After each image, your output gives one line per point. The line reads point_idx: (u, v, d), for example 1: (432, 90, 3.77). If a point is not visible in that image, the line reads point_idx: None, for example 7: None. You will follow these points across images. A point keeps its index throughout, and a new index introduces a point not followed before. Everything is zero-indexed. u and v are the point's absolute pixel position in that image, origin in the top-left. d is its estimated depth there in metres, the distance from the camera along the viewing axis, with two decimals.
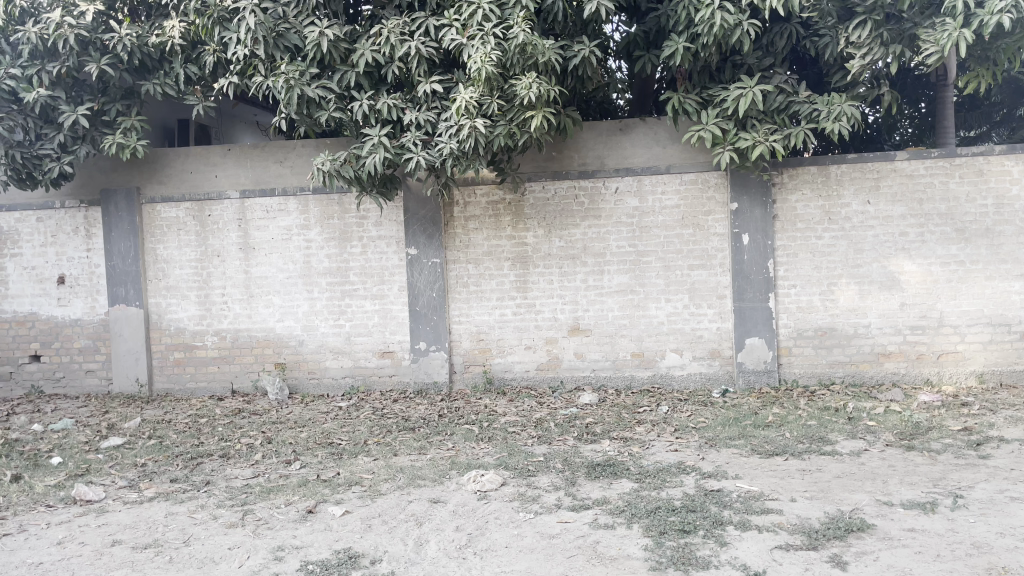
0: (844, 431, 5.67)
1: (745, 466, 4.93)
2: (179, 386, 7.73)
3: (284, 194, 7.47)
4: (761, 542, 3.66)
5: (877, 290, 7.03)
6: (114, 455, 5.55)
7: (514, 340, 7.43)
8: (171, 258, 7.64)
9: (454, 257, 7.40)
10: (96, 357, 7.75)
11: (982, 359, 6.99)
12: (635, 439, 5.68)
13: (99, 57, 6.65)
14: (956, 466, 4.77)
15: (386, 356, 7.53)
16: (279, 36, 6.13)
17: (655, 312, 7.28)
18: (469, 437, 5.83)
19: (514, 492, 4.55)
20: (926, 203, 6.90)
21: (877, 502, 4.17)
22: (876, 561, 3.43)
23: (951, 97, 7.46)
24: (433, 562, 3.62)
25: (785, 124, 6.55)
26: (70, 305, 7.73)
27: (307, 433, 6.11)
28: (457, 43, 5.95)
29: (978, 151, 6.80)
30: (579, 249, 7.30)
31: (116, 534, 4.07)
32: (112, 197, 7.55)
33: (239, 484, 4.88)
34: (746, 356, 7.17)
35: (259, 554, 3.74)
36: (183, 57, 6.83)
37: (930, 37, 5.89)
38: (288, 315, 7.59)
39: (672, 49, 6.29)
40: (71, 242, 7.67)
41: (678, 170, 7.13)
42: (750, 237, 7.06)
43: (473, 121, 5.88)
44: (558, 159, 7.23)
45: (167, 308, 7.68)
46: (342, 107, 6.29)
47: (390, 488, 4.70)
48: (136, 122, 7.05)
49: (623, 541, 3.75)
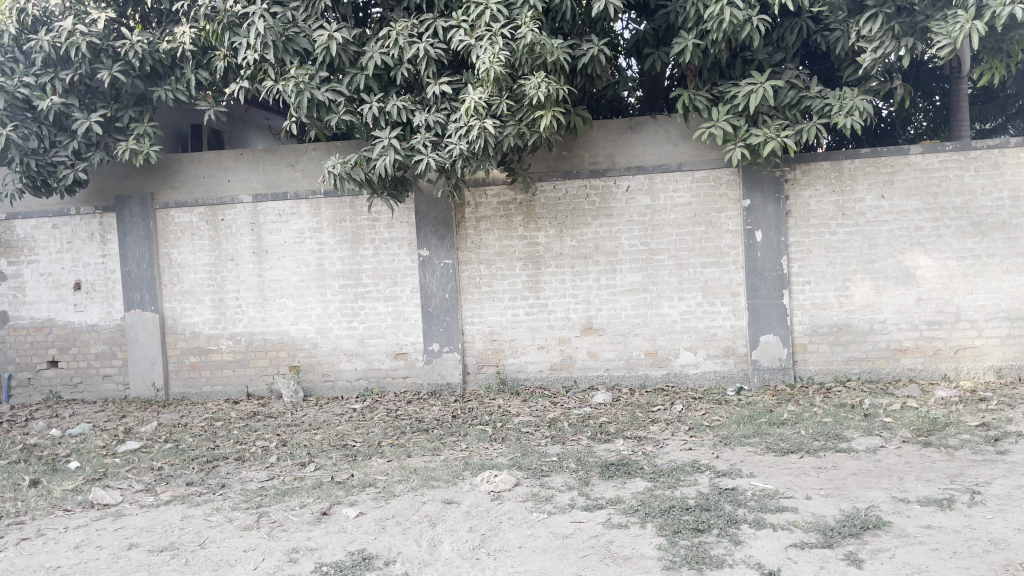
0: (860, 428, 5.63)
1: (760, 464, 4.90)
2: (195, 389, 7.78)
3: (296, 197, 7.50)
4: (775, 540, 3.64)
5: (893, 286, 6.97)
6: (131, 459, 5.60)
7: (527, 340, 7.43)
8: (185, 263, 7.69)
9: (466, 258, 7.41)
10: (113, 362, 7.82)
11: (1001, 354, 6.92)
12: (649, 438, 5.66)
13: (111, 64, 6.70)
14: (974, 462, 4.73)
15: (400, 358, 7.56)
16: (289, 40, 6.15)
17: (669, 311, 7.26)
18: (482, 438, 5.83)
19: (527, 492, 4.55)
20: (941, 196, 6.83)
21: (893, 499, 4.14)
22: (892, 558, 3.40)
23: (965, 89, 7.39)
24: (447, 563, 3.62)
25: (797, 119, 6.51)
26: (86, 311, 7.80)
27: (322, 435, 6.14)
28: (466, 43, 5.95)
29: (993, 144, 6.73)
30: (592, 248, 7.29)
31: (132, 537, 4.10)
32: (126, 203, 7.60)
33: (254, 486, 4.91)
34: (761, 353, 7.13)
35: (274, 556, 3.76)
36: (194, 62, 6.88)
37: (942, 30, 5.82)
38: (302, 318, 7.62)
39: (682, 46, 6.26)
40: (86, 248, 7.74)
41: (689, 167, 7.10)
42: (763, 234, 7.03)
43: (482, 121, 5.89)
44: (568, 158, 7.22)
45: (182, 313, 7.73)
46: (352, 110, 6.30)
47: (404, 490, 4.70)
48: (149, 128, 7.10)
49: (636, 540, 3.74)
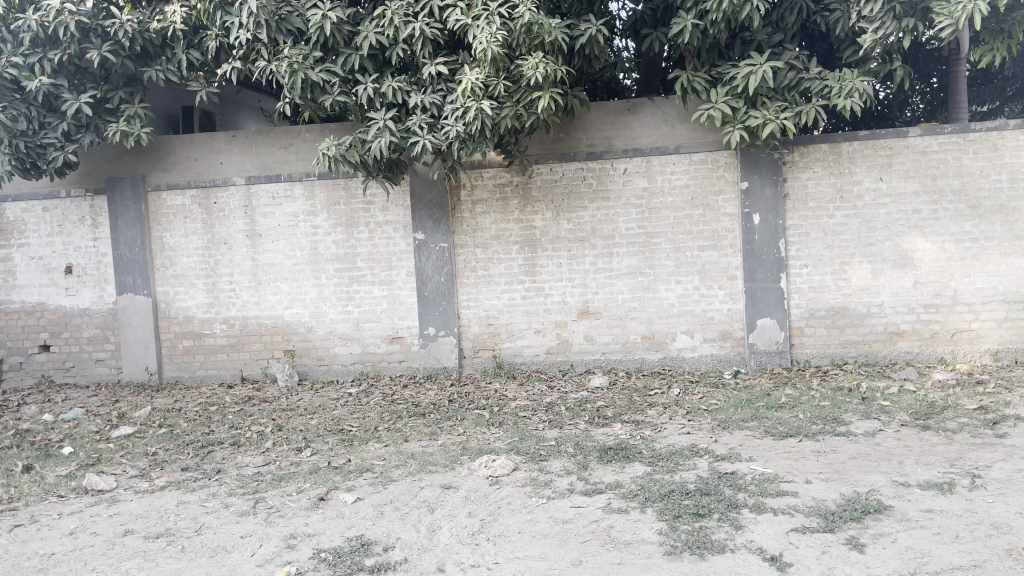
0: (858, 411, 5.62)
1: (759, 448, 4.89)
2: (189, 373, 7.73)
3: (289, 180, 7.42)
4: (777, 525, 3.62)
5: (890, 269, 6.95)
6: (125, 445, 5.54)
7: (523, 324, 7.39)
8: (178, 246, 7.61)
9: (462, 242, 7.36)
10: (105, 346, 7.75)
11: (997, 337, 6.92)
12: (647, 422, 5.63)
13: (100, 44, 6.58)
14: (973, 446, 4.72)
15: (395, 342, 7.51)
16: (282, 19, 6.02)
17: (665, 295, 7.22)
18: (480, 422, 5.79)
19: (526, 477, 4.52)
20: (940, 179, 6.80)
21: (894, 483, 4.12)
22: (894, 543, 3.38)
23: (964, 71, 7.34)
24: (447, 549, 3.60)
25: (796, 101, 6.46)
26: (78, 295, 7.72)
27: (318, 420, 6.09)
28: (462, 23, 5.86)
29: (992, 126, 6.69)
30: (588, 231, 7.23)
31: (128, 523, 4.05)
32: (117, 185, 7.52)
33: (251, 472, 4.87)
34: (757, 337, 7.12)
35: (271, 542, 3.72)
36: (186, 42, 6.77)
37: (944, 10, 5.75)
38: (297, 302, 7.56)
39: (680, 27, 6.20)
40: (77, 232, 7.66)
41: (687, 149, 7.04)
42: (760, 217, 6.99)
43: (479, 102, 5.80)
44: (565, 140, 7.15)
45: (176, 297, 7.66)
46: (347, 91, 6.22)
47: (402, 475, 4.66)
48: (140, 110, 7.00)
49: (637, 525, 3.72)
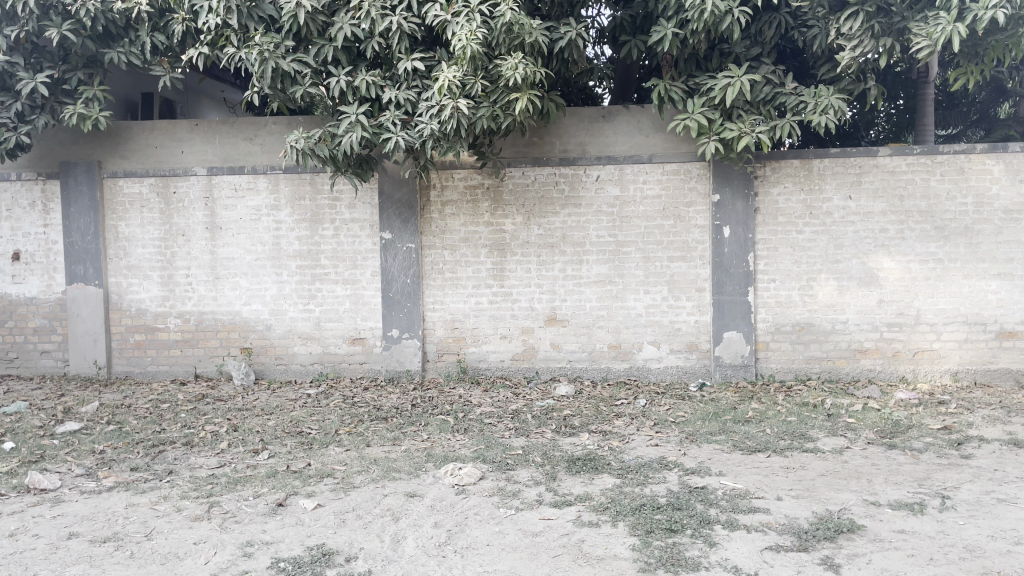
0: (823, 428, 5.61)
1: (728, 462, 4.83)
2: (140, 369, 7.46)
3: (253, 172, 7.20)
4: (750, 543, 3.55)
5: (856, 286, 6.99)
6: (71, 441, 5.29)
7: (489, 329, 7.27)
8: (133, 237, 7.34)
9: (429, 243, 7.21)
10: (52, 338, 7.44)
11: (957, 358, 6.98)
12: (614, 432, 5.56)
13: (60, 22, 6.31)
14: (940, 466, 4.73)
15: (357, 343, 7.33)
16: (254, 5, 5.82)
17: (634, 304, 7.17)
18: (444, 428, 5.65)
19: (493, 486, 4.40)
20: (907, 199, 6.85)
21: (865, 502, 4.09)
22: (869, 564, 3.34)
23: (932, 94, 7.43)
24: (412, 561, 3.45)
25: (771, 115, 6.44)
26: (25, 283, 7.40)
27: (275, 421, 5.90)
28: (441, 19, 5.73)
29: (959, 149, 6.76)
30: (559, 237, 7.14)
31: (73, 526, 3.83)
32: (72, 170, 7.22)
33: (204, 474, 4.67)
34: (723, 350, 7.10)
35: (227, 549, 3.54)
36: (150, 25, 6.51)
37: (922, 31, 5.80)
38: (255, 298, 7.34)
39: (660, 35, 6.14)
40: (27, 217, 7.35)
41: (660, 159, 7.00)
42: (731, 230, 6.97)
43: (456, 101, 5.69)
44: (539, 144, 7.06)
45: (129, 288, 7.39)
46: (319, 83, 6.04)
47: (364, 481, 4.51)
48: (98, 92, 6.76)
49: (609, 540, 3.62)
